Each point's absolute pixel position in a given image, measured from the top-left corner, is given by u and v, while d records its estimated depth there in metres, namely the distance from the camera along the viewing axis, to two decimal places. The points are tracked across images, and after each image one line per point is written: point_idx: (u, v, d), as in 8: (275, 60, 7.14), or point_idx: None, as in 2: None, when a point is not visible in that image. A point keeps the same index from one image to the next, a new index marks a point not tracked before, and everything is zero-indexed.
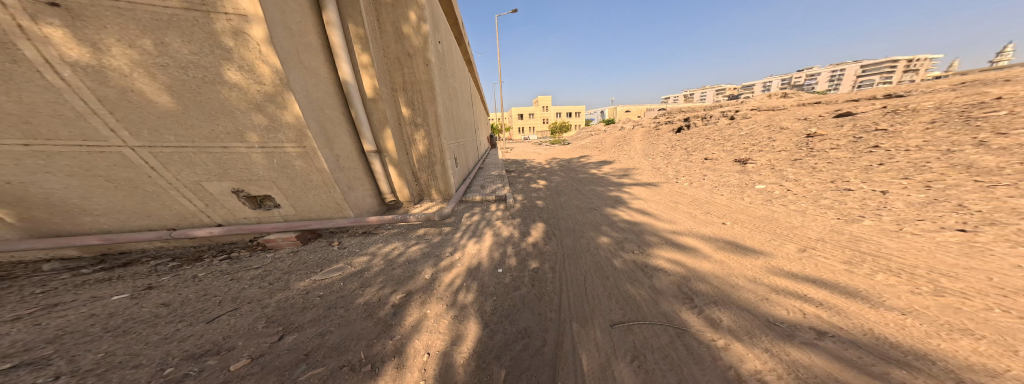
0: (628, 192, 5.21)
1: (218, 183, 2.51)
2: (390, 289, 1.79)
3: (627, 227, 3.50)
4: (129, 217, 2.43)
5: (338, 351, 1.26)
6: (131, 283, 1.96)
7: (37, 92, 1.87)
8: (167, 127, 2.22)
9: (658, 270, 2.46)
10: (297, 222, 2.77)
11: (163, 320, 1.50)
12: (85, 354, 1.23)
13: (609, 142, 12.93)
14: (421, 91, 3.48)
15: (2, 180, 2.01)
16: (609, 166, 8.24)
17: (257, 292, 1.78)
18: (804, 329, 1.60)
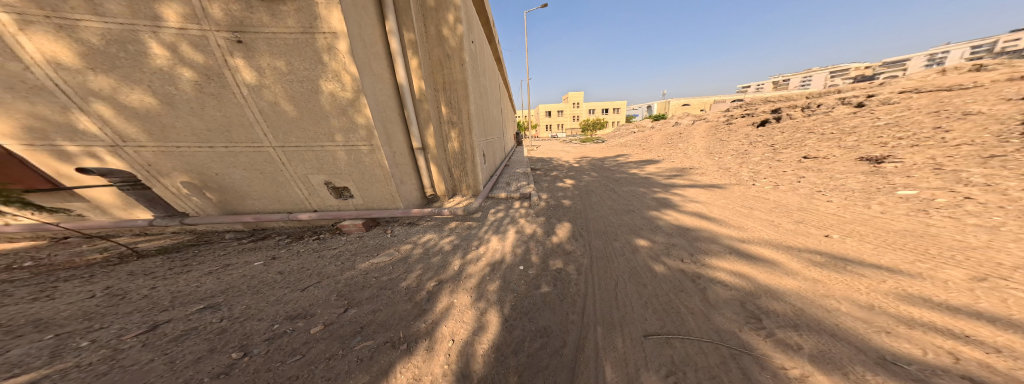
0: (678, 194, 4.65)
1: (317, 176, 3.05)
2: (423, 275, 1.95)
3: (675, 232, 3.11)
4: (267, 203, 3.14)
5: (385, 327, 1.41)
6: (264, 251, 2.54)
7: (234, 108, 2.63)
8: (293, 130, 2.81)
9: (713, 282, 2.11)
10: (364, 210, 3.20)
11: (278, 284, 1.87)
12: (235, 305, 1.62)
13: (659, 140, 11.69)
14: (458, 91, 3.58)
15: (212, 172, 2.87)
16: (661, 166, 7.42)
17: (334, 269, 2.08)
18: (952, 377, 1.16)
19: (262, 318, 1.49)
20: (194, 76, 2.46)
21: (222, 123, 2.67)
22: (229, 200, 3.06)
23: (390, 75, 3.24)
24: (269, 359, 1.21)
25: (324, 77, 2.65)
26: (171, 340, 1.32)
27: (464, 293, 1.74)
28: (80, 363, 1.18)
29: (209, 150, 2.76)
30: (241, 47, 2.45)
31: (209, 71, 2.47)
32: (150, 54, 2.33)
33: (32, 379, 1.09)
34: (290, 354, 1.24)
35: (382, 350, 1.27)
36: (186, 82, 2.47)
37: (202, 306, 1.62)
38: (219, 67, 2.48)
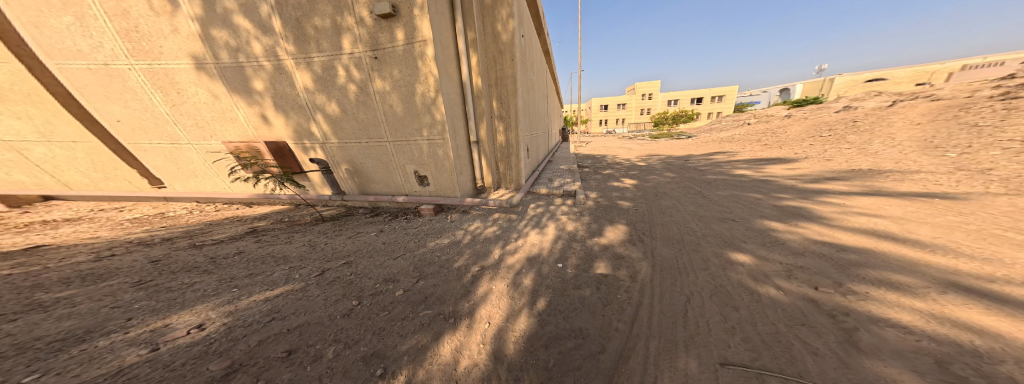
0: (824, 203, 3.34)
1: (410, 166, 3.62)
2: (469, 260, 2.20)
3: (805, 251, 2.27)
4: (377, 186, 3.86)
5: (440, 303, 1.65)
6: (375, 224, 3.19)
7: (374, 110, 3.39)
8: (399, 126, 3.42)
9: (865, 320, 1.42)
10: (431, 198, 3.67)
11: (379, 252, 2.41)
12: (359, 264, 2.17)
13: (798, 133, 8.61)
14: (508, 85, 3.75)
15: (356, 160, 3.72)
16: (779, 167, 5.58)
17: (413, 244, 2.55)
18: None
19: (369, 276, 1.97)
20: (363, 90, 3.31)
21: (367, 125, 3.49)
22: (363, 184, 3.87)
23: (457, 73, 3.60)
24: (373, 308, 1.61)
25: (420, 81, 3.14)
26: (330, 283, 1.87)
27: (501, 281, 1.86)
28: (294, 288, 1.79)
29: (360, 144, 3.61)
30: (376, 62, 3.15)
31: (365, 83, 3.28)
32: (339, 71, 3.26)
33: (277, 294, 1.72)
34: (383, 308, 1.61)
35: (437, 319, 1.51)
36: (350, 92, 3.34)
37: (343, 262, 2.20)
38: (366, 80, 3.25)
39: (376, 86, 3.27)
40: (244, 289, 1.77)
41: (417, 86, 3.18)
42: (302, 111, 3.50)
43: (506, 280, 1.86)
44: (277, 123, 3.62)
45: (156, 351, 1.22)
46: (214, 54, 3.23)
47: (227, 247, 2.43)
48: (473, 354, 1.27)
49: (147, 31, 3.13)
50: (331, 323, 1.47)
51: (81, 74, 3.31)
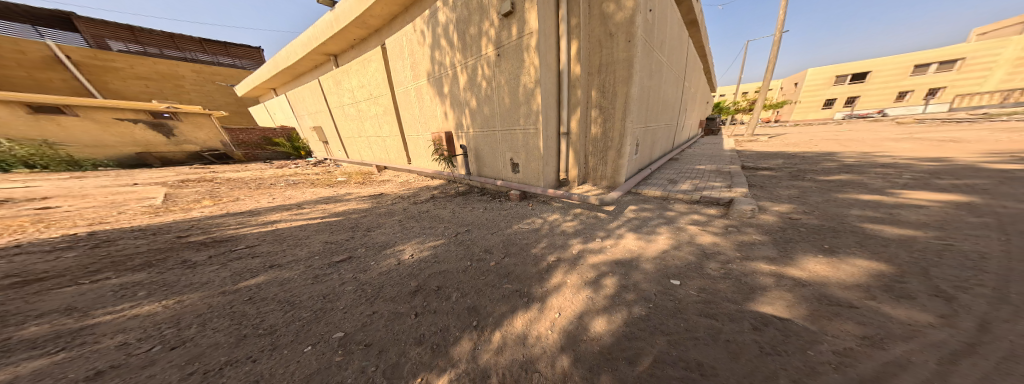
0: None
1: (509, 154, 4.35)
2: (544, 249, 2.56)
3: None
4: (485, 169, 4.99)
5: (519, 281, 2.02)
6: (478, 201, 4.16)
7: (496, 106, 4.26)
8: (509, 115, 4.10)
9: None
10: (518, 185, 4.26)
11: (485, 226, 3.09)
12: (475, 233, 2.89)
13: None
14: (617, 70, 3.59)
15: (475, 145, 4.97)
16: None
17: (504, 226, 3.05)
18: None
19: (476, 244, 2.62)
20: (494, 96, 4.25)
21: (484, 120, 4.60)
22: (481, 166, 5.08)
23: (556, 61, 3.89)
24: (474, 271, 2.14)
25: (526, 75, 3.70)
26: (459, 244, 2.65)
27: (577, 277, 2.08)
28: (447, 243, 2.69)
29: (481, 133, 4.74)
30: (498, 58, 3.98)
31: (490, 85, 4.26)
32: (480, 70, 4.36)
33: (437, 245, 2.65)
34: (482, 273, 2.11)
35: (515, 294, 1.87)
36: (482, 86, 4.38)
37: (465, 229, 3.01)
38: (490, 82, 4.23)
39: (491, 89, 4.25)
40: (423, 236, 2.90)
41: (522, 85, 3.79)
42: (460, 107, 4.94)
43: (588, 282, 2.02)
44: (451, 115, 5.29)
45: (399, 264, 2.32)
46: (434, 68, 5.25)
47: (422, 206, 4.11)
48: (543, 337, 1.50)
49: (419, 54, 5.48)
50: (458, 274, 2.10)
51: (402, 95, 6.42)
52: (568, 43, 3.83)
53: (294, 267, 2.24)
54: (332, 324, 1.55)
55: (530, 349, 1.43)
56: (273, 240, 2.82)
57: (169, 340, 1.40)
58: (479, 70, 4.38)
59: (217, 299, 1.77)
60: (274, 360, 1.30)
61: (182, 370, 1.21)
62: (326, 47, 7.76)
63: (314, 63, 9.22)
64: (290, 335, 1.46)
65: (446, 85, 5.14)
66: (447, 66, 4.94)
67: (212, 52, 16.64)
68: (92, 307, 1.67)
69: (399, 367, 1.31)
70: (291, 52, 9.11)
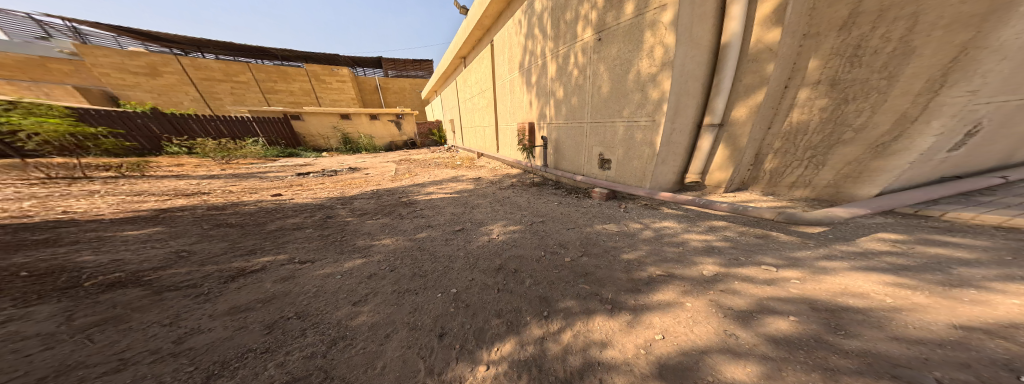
0: None
1: (599, 148, 4.62)
2: (640, 255, 2.41)
3: None
4: (564, 161, 5.59)
5: (600, 285, 1.98)
6: (553, 195, 4.73)
7: (594, 95, 4.50)
8: (610, 103, 4.23)
9: None
10: (612, 182, 4.41)
11: (577, 220, 3.34)
12: (557, 228, 3.11)
13: None
14: (909, 16, 2.37)
15: (561, 140, 5.53)
16: None
17: (590, 226, 3.13)
18: None
19: (549, 239, 2.81)
20: (598, 83, 4.38)
21: (569, 112, 5.13)
22: (558, 160, 5.77)
23: (710, 36, 3.48)
24: (549, 264, 2.31)
25: (642, 57, 3.62)
26: (533, 232, 2.99)
27: (706, 303, 1.68)
28: (531, 230, 3.04)
29: (567, 125, 5.27)
30: (600, 41, 4.16)
31: (591, 74, 4.47)
32: (574, 58, 4.75)
33: (512, 230, 3.05)
34: (556, 267, 2.25)
35: (591, 297, 1.85)
36: (580, 70, 4.68)
37: (538, 219, 3.38)
38: (588, 79, 4.56)
39: (592, 79, 4.46)
40: (513, 220, 3.41)
41: (629, 77, 3.87)
42: (546, 97, 5.70)
43: (729, 316, 1.53)
44: (534, 104, 6.19)
45: (490, 241, 2.82)
46: (529, 61, 6.16)
47: (531, 195, 4.75)
48: (630, 356, 1.35)
49: (517, 48, 6.59)
50: (532, 261, 2.35)
51: (502, 85, 7.70)
52: (749, 8, 3.25)
53: (432, 229, 3.25)
54: (450, 281, 2.12)
55: (604, 355, 1.39)
56: (437, 203, 4.40)
57: (391, 264, 2.53)
58: (577, 60, 4.71)
59: (409, 242, 2.95)
60: (421, 297, 1.95)
61: (392, 286, 2.15)
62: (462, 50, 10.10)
63: (455, 68, 12.30)
64: (430, 281, 2.15)
65: (534, 75, 6.00)
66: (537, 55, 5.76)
67: (423, 69, 25.19)
68: (376, 233, 3.33)
69: (484, 332, 1.57)
70: (446, 63, 12.61)
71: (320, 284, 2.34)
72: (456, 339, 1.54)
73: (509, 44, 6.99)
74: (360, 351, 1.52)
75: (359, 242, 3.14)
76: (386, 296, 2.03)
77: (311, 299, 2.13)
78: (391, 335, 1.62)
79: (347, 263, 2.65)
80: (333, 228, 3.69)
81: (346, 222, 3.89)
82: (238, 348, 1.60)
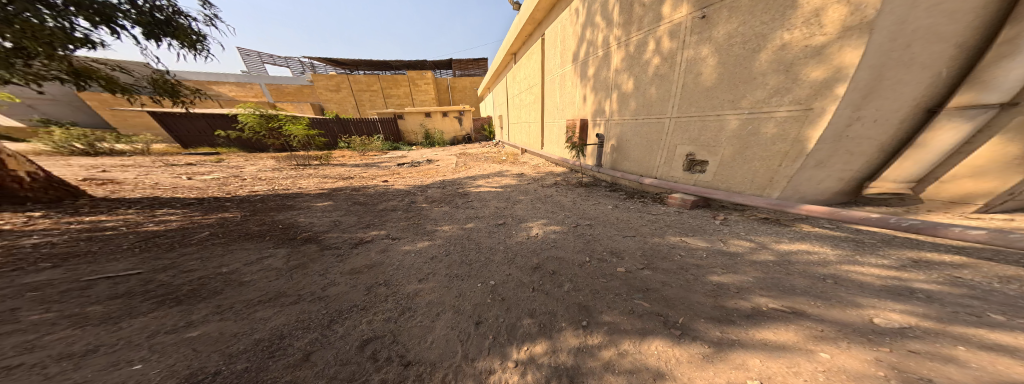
0: None
1: (687, 147, 3.90)
2: (731, 280, 1.95)
3: None
4: (625, 161, 5.15)
5: (665, 305, 1.71)
6: (604, 198, 4.52)
7: (688, 83, 3.75)
8: (714, 94, 3.43)
9: None
10: (705, 188, 3.65)
11: (646, 229, 3.02)
12: (622, 236, 2.89)
13: None
14: None
15: (626, 138, 5.04)
16: None
17: (659, 237, 2.80)
18: None
19: (596, 246, 2.68)
20: (699, 69, 3.58)
21: (635, 108, 4.76)
22: (616, 160, 5.39)
23: None
24: (593, 271, 2.20)
25: (785, 29, 2.76)
26: (577, 235, 3.00)
27: (862, 360, 1.17)
28: (586, 236, 2.97)
29: (632, 121, 4.87)
30: (703, 21, 3.42)
31: (686, 60, 3.72)
32: (648, 44, 4.31)
33: (552, 233, 3.12)
34: (603, 276, 2.12)
35: (649, 316, 1.61)
36: (661, 58, 4.10)
37: (586, 223, 3.36)
38: (676, 66, 3.86)
39: (688, 67, 3.71)
40: (569, 224, 3.35)
41: (758, 57, 2.97)
42: (606, 90, 5.43)
43: None
44: (588, 99, 6.16)
45: (527, 238, 3.04)
46: (586, 53, 6.05)
47: (594, 199, 4.47)
48: None
49: (574, 39, 6.58)
50: (573, 267, 2.30)
51: (555, 78, 7.92)
52: None
53: (478, 221, 3.67)
54: (489, 273, 2.29)
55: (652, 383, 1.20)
56: (502, 198, 4.74)
57: (448, 248, 2.90)
58: (660, 51, 4.10)
59: (464, 231, 3.32)
60: (466, 284, 2.17)
61: (446, 271, 2.42)
62: (513, 46, 11.19)
63: (507, 64, 13.52)
64: (474, 270, 2.37)
65: (591, 66, 5.91)
66: (599, 44, 5.53)
67: None
68: (443, 219, 3.85)
69: (516, 329, 1.62)
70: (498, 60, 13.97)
71: (401, 258, 2.80)
72: (490, 329, 1.64)
73: (564, 36, 7.22)
74: (417, 324, 1.77)
75: (427, 226, 3.64)
76: (442, 278, 2.32)
77: (397, 271, 2.54)
78: (440, 315, 1.84)
79: (421, 242, 3.14)
80: (411, 212, 4.33)
81: (419, 207, 4.55)
82: (347, 303, 2.05)
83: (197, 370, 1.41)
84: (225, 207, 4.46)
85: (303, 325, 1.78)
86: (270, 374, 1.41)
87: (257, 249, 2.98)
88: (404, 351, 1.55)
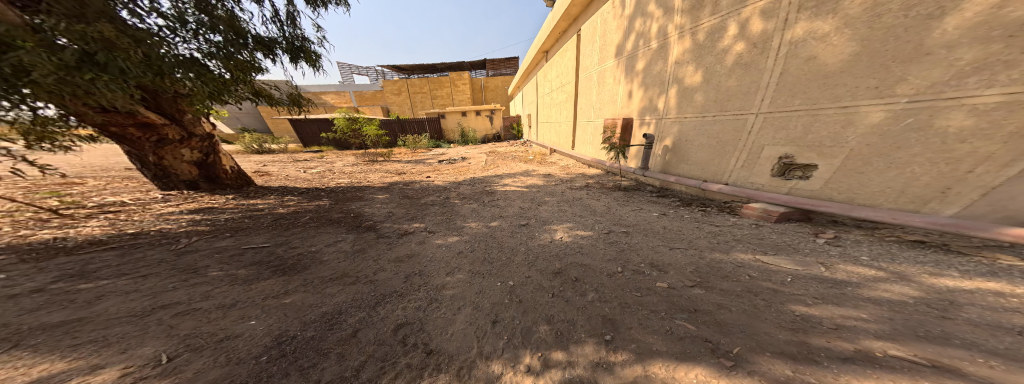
0: None
1: (784, 147, 3.28)
2: (814, 310, 1.58)
3: None
4: (682, 165, 4.69)
5: (717, 330, 1.47)
6: (648, 204, 4.17)
7: (800, 70, 3.04)
8: (841, 80, 2.73)
9: None
10: (806, 200, 3.06)
11: (709, 244, 2.64)
12: (675, 249, 2.58)
13: None
14: None
15: (686, 138, 4.54)
16: None
17: (722, 254, 2.42)
18: None
19: (634, 257, 2.46)
20: (811, 53, 2.93)
21: (701, 104, 4.23)
22: (667, 165, 4.99)
23: None
24: (626, 283, 2.03)
25: None
26: (609, 242, 2.83)
27: None
28: (631, 245, 2.73)
29: (698, 119, 4.33)
30: None
31: (794, 41, 3.07)
32: (727, 30, 3.76)
33: (584, 238, 2.99)
34: (637, 289, 1.94)
35: (694, 341, 1.40)
36: (743, 47, 3.58)
37: (624, 230, 3.15)
38: (777, 52, 3.23)
39: (795, 51, 3.07)
40: (611, 232, 3.11)
41: (939, 24, 2.15)
42: (662, 86, 4.99)
43: None
44: (635, 96, 5.75)
45: (551, 241, 2.96)
46: (634, 47, 5.64)
47: (644, 205, 4.15)
48: None
49: (619, 33, 6.18)
50: (601, 276, 2.15)
51: (592, 76, 7.57)
52: None
53: (502, 220, 3.70)
54: (510, 273, 2.29)
55: None
56: (538, 199, 4.66)
57: (476, 246, 2.96)
58: (749, 35, 3.49)
59: (496, 230, 3.35)
60: (486, 282, 2.20)
61: (471, 268, 2.47)
62: (544, 45, 11.11)
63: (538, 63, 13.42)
64: (495, 269, 2.40)
65: (641, 59, 5.49)
66: (654, 36, 5.10)
67: None
68: (477, 216, 3.94)
69: (530, 334, 1.57)
70: (529, 59, 13.96)
71: (435, 251, 2.94)
72: (505, 330, 1.64)
73: (605, 30, 6.85)
74: (441, 315, 1.84)
75: (457, 222, 3.80)
76: (466, 273, 2.40)
77: (431, 262, 2.68)
78: (460, 309, 1.90)
79: (449, 238, 3.28)
80: (443, 209, 4.47)
81: (452, 203, 4.76)
82: (387, 289, 2.21)
83: (283, 332, 1.67)
84: (321, 196, 5.33)
85: (356, 304, 1.99)
86: (327, 344, 1.58)
87: (335, 233, 3.47)
88: (427, 340, 1.62)
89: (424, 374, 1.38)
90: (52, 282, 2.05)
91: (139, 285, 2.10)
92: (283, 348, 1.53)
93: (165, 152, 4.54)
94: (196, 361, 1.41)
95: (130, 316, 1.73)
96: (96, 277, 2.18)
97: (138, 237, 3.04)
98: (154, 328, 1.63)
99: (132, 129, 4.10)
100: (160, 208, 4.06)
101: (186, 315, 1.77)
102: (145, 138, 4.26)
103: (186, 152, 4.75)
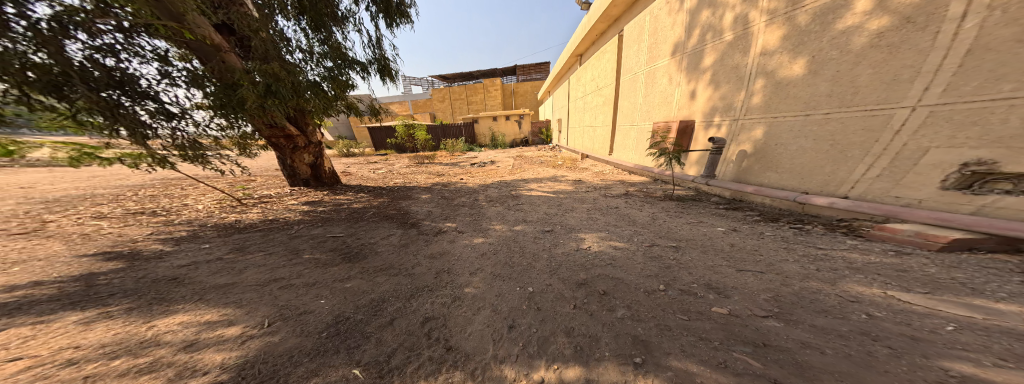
0: None
1: (970, 150, 2.34)
2: (973, 369, 1.13)
3: None
4: (768, 174, 4.04)
5: (795, 372, 1.21)
6: (711, 217, 3.72)
7: (1004, 42, 2.14)
8: None
9: None
10: (1002, 221, 2.16)
11: (796, 271, 2.19)
12: (747, 273, 2.22)
13: None
14: None
15: (775, 142, 3.89)
16: None
17: (817, 283, 1.98)
18: None
19: (683, 276, 2.22)
20: None
21: (809, 97, 3.47)
22: (744, 173, 4.40)
23: None
24: (670, 304, 1.83)
25: None
26: (648, 257, 2.61)
27: None
28: (683, 264, 2.44)
29: (804, 116, 3.55)
30: None
31: (1001, 3, 2.15)
32: (837, 10, 3.16)
33: (617, 249, 2.81)
34: (684, 312, 1.73)
35: (756, 379, 1.19)
36: (879, 24, 2.81)
37: (672, 245, 2.88)
38: (958, 21, 2.35)
39: (1005, 15, 2.14)
40: (660, 247, 2.82)
41: None
42: (740, 82, 4.44)
43: None
44: (699, 95, 5.24)
45: (577, 249, 2.84)
46: (700, 42, 5.17)
47: (712, 218, 3.70)
48: None
49: (676, 30, 5.77)
50: (635, 292, 2.00)
51: (638, 77, 7.17)
52: None
53: (527, 224, 3.69)
54: (528, 280, 2.26)
55: None
56: (570, 206, 4.49)
57: (504, 249, 2.97)
58: (895, 6, 2.69)
59: (533, 234, 3.31)
60: (505, 285, 2.21)
61: (491, 271, 2.50)
62: (579, 48, 10.90)
63: (570, 66, 13.17)
64: (515, 274, 2.39)
65: (709, 54, 4.96)
66: (728, 27, 4.60)
67: None
68: (510, 219, 3.95)
69: (548, 346, 1.51)
70: (561, 63, 13.84)
71: (462, 250, 3.04)
72: (521, 336, 1.61)
73: (656, 27, 6.42)
74: (462, 314, 1.89)
75: (483, 224, 3.89)
76: (487, 275, 2.43)
77: (458, 261, 2.79)
78: (479, 310, 1.92)
79: (475, 240, 3.34)
80: (472, 211, 4.63)
81: (481, 205, 4.90)
82: (420, 283, 2.35)
83: (340, 314, 1.86)
84: (382, 194, 5.92)
85: (396, 294, 2.15)
86: (370, 328, 1.72)
87: (388, 228, 3.81)
88: (448, 336, 1.67)
89: (441, 369, 1.41)
90: (225, 253, 2.82)
91: (268, 261, 2.68)
92: (338, 327, 1.71)
93: (293, 157, 5.61)
94: (280, 330, 1.66)
95: (255, 285, 2.22)
96: (247, 251, 2.89)
97: (274, 222, 3.89)
98: (265, 296, 2.05)
99: (281, 139, 5.24)
100: (287, 201, 5.12)
101: (287, 288, 2.18)
102: (286, 145, 5.39)
103: (307, 157, 5.77)
